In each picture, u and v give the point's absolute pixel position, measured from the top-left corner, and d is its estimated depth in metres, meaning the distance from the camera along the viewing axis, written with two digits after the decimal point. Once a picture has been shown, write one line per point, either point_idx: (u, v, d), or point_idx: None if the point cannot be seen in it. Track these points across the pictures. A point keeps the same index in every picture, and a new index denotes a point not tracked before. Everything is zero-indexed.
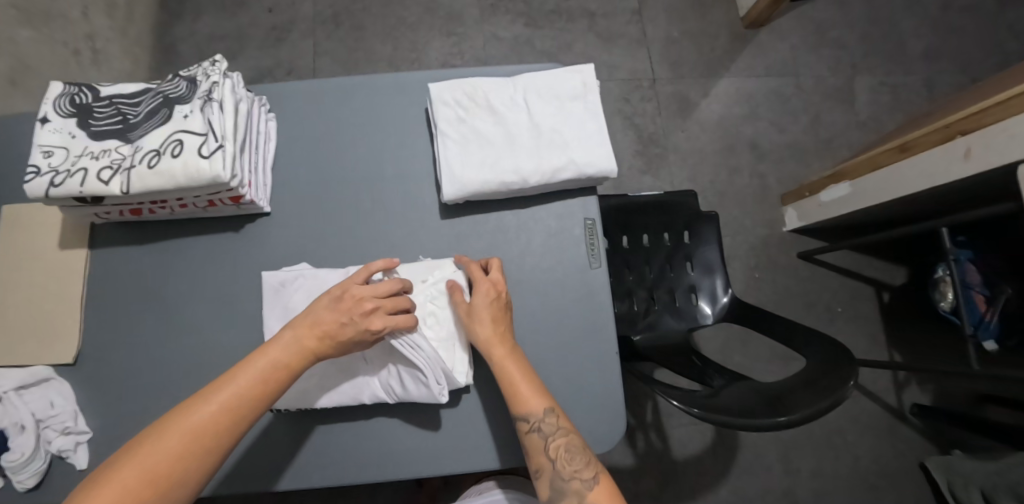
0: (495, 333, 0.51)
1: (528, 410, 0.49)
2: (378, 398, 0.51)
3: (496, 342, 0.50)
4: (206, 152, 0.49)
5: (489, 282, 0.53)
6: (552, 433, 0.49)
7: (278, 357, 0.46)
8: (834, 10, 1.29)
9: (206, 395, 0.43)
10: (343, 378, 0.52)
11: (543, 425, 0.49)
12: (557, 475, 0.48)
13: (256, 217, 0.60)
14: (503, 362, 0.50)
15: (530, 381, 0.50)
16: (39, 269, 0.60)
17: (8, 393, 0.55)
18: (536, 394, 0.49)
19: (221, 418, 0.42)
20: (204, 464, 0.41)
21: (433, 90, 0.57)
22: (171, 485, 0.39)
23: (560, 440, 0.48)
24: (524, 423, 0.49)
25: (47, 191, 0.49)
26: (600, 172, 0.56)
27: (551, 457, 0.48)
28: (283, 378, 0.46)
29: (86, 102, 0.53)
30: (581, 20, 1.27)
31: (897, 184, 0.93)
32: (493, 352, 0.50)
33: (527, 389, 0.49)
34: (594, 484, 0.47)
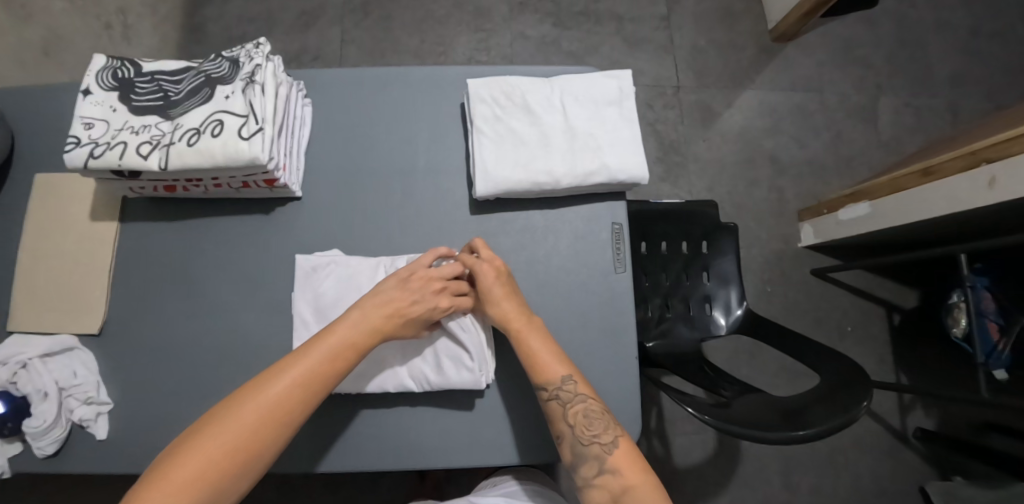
0: (513, 307, 0.52)
1: (547, 378, 0.50)
2: (406, 387, 0.52)
3: (516, 316, 0.51)
4: (246, 133, 0.49)
5: (485, 261, 0.53)
6: (571, 400, 0.49)
7: (344, 337, 0.48)
8: (864, 28, 1.28)
9: (278, 372, 0.45)
10: (370, 366, 0.52)
11: (561, 392, 0.50)
12: (578, 441, 0.49)
13: (287, 201, 0.60)
14: (520, 333, 0.51)
15: (548, 349, 0.51)
16: (67, 239, 0.60)
17: (33, 360, 0.56)
18: (555, 362, 0.50)
19: (292, 395, 0.44)
20: (277, 435, 0.44)
21: (471, 87, 0.58)
22: (251, 454, 0.42)
23: (578, 406, 0.49)
24: (543, 391, 0.50)
25: (86, 162, 0.49)
26: (632, 178, 0.56)
27: (570, 423, 0.49)
28: (348, 358, 0.48)
29: (128, 77, 0.53)
30: (610, 23, 1.27)
31: (918, 208, 0.92)
32: (514, 326, 0.51)
33: (545, 358, 0.50)
34: (614, 448, 0.48)
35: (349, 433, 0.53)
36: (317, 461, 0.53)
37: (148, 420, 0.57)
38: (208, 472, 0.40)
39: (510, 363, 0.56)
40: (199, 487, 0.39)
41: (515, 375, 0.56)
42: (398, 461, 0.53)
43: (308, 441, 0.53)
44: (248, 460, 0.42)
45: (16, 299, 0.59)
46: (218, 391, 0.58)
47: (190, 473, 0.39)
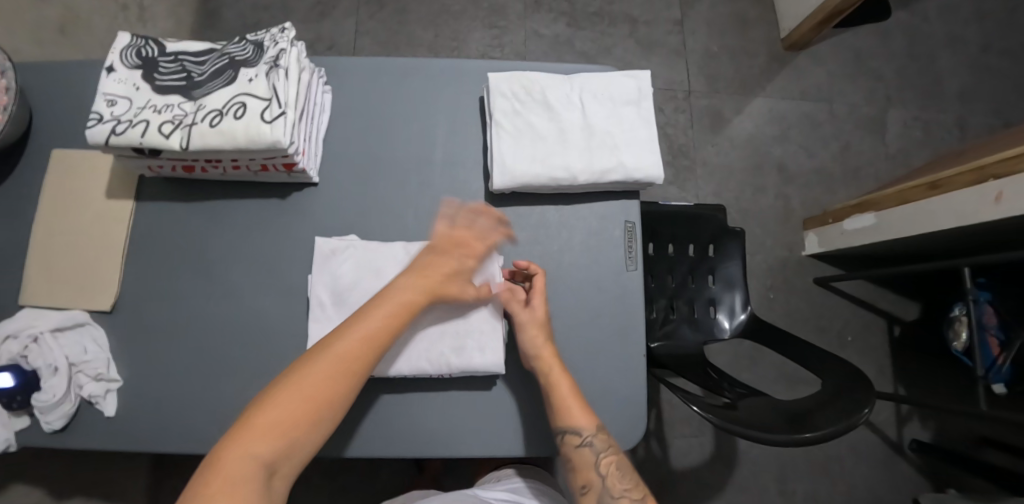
0: (550, 350, 0.54)
1: (581, 425, 0.52)
2: (421, 371, 0.51)
3: (552, 358, 0.53)
4: (268, 117, 0.50)
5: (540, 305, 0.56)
6: (603, 451, 0.53)
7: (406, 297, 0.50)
8: (876, 40, 1.29)
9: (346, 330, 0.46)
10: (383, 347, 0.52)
11: (595, 441, 0.52)
12: (607, 491, 0.52)
13: (304, 186, 0.60)
14: (555, 378, 0.52)
15: (579, 398, 0.53)
16: (82, 214, 0.61)
17: (45, 334, 0.56)
18: (584, 411, 0.52)
19: (364, 349, 0.45)
20: (349, 387, 0.44)
21: (492, 80, 0.58)
22: (324, 406, 0.42)
23: (609, 457, 0.53)
24: (575, 437, 0.52)
25: (108, 138, 0.49)
26: (647, 177, 0.57)
27: (601, 472, 0.52)
28: (410, 315, 0.49)
29: (152, 56, 0.53)
30: (624, 25, 1.28)
31: (924, 221, 0.93)
32: (551, 370, 0.52)
33: (577, 404, 0.52)
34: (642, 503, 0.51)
35: (354, 419, 0.54)
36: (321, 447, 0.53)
37: (156, 399, 0.58)
38: (289, 422, 0.40)
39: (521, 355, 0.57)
40: (281, 435, 0.40)
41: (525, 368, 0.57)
42: (405, 448, 0.53)
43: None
44: (329, 410, 0.43)
45: (29, 272, 0.59)
46: (229, 374, 0.58)
47: (273, 421, 0.39)
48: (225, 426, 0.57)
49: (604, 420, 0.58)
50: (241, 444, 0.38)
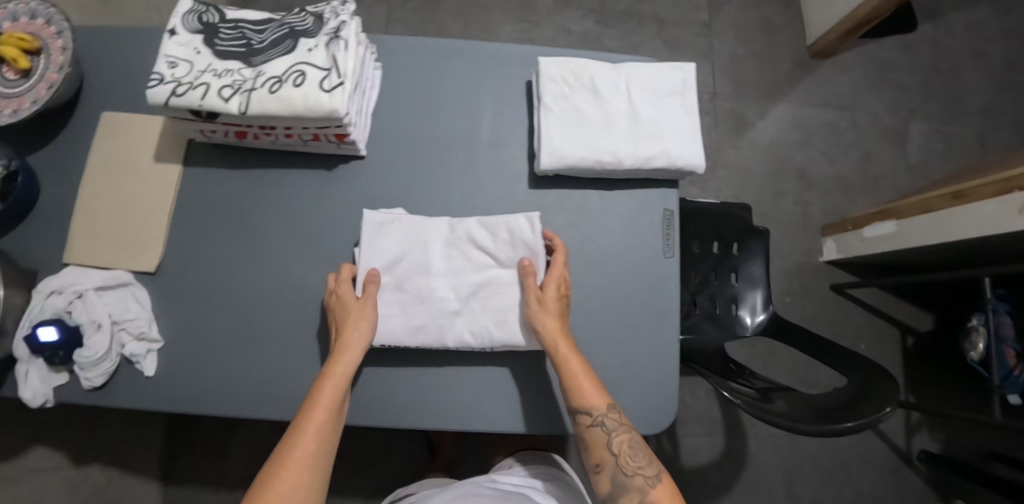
0: (558, 325, 0.51)
1: (591, 403, 0.50)
2: (465, 342, 0.53)
3: (560, 335, 0.51)
4: (327, 86, 0.50)
5: (557, 280, 0.54)
6: (615, 429, 0.50)
7: (334, 376, 0.49)
8: (901, 52, 1.30)
9: (293, 432, 0.46)
10: (429, 318, 0.53)
11: (606, 420, 0.50)
12: (620, 471, 0.50)
13: (351, 159, 0.61)
14: (564, 355, 0.50)
15: (590, 375, 0.51)
16: (131, 176, 0.61)
17: (89, 292, 0.57)
18: (595, 389, 0.51)
19: (318, 440, 0.47)
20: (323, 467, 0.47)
21: (542, 64, 0.59)
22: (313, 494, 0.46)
23: (623, 437, 0.50)
24: (586, 416, 0.50)
25: (168, 99, 0.50)
26: (690, 165, 0.58)
27: (613, 452, 0.50)
28: (346, 390, 0.50)
29: (213, 22, 0.54)
30: (651, 25, 1.29)
31: (946, 230, 0.93)
32: (558, 346, 0.50)
33: (587, 383, 0.50)
34: (657, 482, 0.49)
35: (397, 390, 0.57)
36: (366, 415, 0.56)
37: (195, 362, 0.58)
38: None
39: None
40: None
41: None
42: (441, 422, 0.56)
43: (361, 393, 0.57)
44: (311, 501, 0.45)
45: (75, 230, 0.60)
46: (268, 340, 0.59)
47: None
48: (263, 391, 0.58)
49: (636, 402, 0.59)
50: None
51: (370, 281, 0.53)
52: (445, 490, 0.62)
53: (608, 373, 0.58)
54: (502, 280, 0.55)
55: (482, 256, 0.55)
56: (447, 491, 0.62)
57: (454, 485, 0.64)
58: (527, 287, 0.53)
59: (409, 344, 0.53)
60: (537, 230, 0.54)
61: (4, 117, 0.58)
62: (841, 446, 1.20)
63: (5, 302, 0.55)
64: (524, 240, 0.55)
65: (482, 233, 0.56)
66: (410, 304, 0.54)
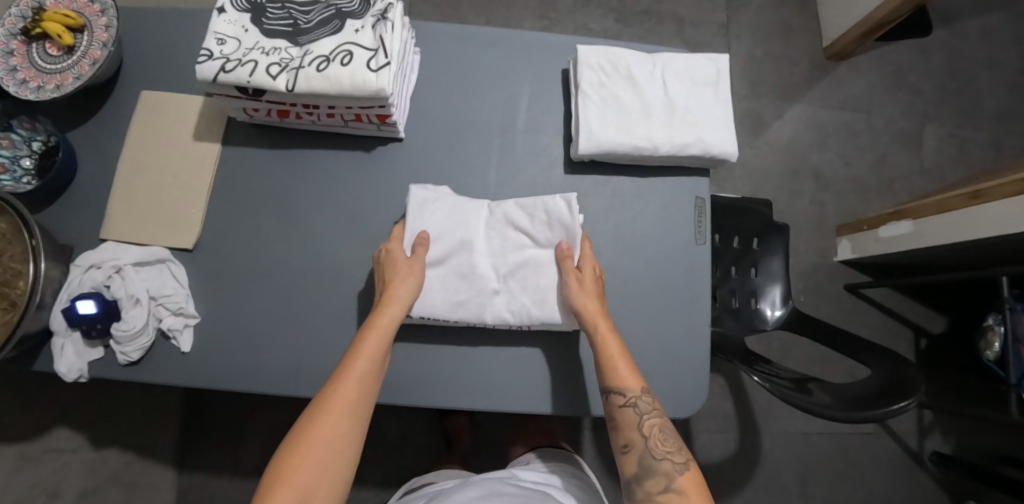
0: (597, 307, 0.52)
1: (626, 384, 0.50)
2: (504, 320, 0.53)
3: (599, 314, 0.51)
4: (374, 65, 0.51)
5: (590, 267, 0.54)
6: (647, 412, 0.50)
7: (377, 329, 0.49)
8: (916, 56, 1.31)
9: (333, 380, 0.47)
10: (470, 296, 0.54)
11: (640, 402, 0.50)
12: (649, 454, 0.48)
13: (390, 141, 0.62)
14: (603, 335, 0.51)
15: (627, 358, 0.51)
16: (170, 154, 0.62)
17: (127, 267, 0.57)
18: (631, 372, 0.51)
19: (360, 389, 0.47)
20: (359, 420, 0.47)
21: (580, 51, 0.60)
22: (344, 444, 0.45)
23: (654, 420, 0.50)
24: (619, 396, 0.50)
25: (216, 75, 0.51)
26: (725, 153, 0.58)
27: (644, 434, 0.49)
28: (388, 344, 0.50)
29: (260, 2, 0.55)
30: (670, 25, 1.31)
31: (962, 229, 0.93)
32: (597, 323, 0.51)
33: (623, 365, 0.51)
34: (685, 469, 0.48)
35: (434, 367, 0.57)
36: (403, 393, 0.56)
37: (232, 338, 0.59)
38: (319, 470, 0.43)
39: None
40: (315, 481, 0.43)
41: None
42: (476, 401, 0.56)
43: (398, 370, 0.57)
44: (346, 450, 0.45)
45: (113, 206, 0.61)
46: (305, 317, 0.59)
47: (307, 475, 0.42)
48: (300, 365, 0.58)
49: (669, 387, 0.59)
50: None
51: (421, 243, 0.54)
52: (469, 483, 0.57)
53: (642, 356, 0.59)
54: (541, 260, 0.56)
55: (522, 237, 0.56)
56: (471, 484, 0.57)
57: (479, 477, 0.59)
58: (565, 269, 0.53)
59: (449, 319, 0.54)
60: (574, 212, 0.55)
61: (47, 93, 0.59)
62: (853, 445, 1.20)
63: (45, 276, 0.55)
64: (563, 222, 0.55)
65: (522, 216, 0.56)
66: (450, 281, 0.55)
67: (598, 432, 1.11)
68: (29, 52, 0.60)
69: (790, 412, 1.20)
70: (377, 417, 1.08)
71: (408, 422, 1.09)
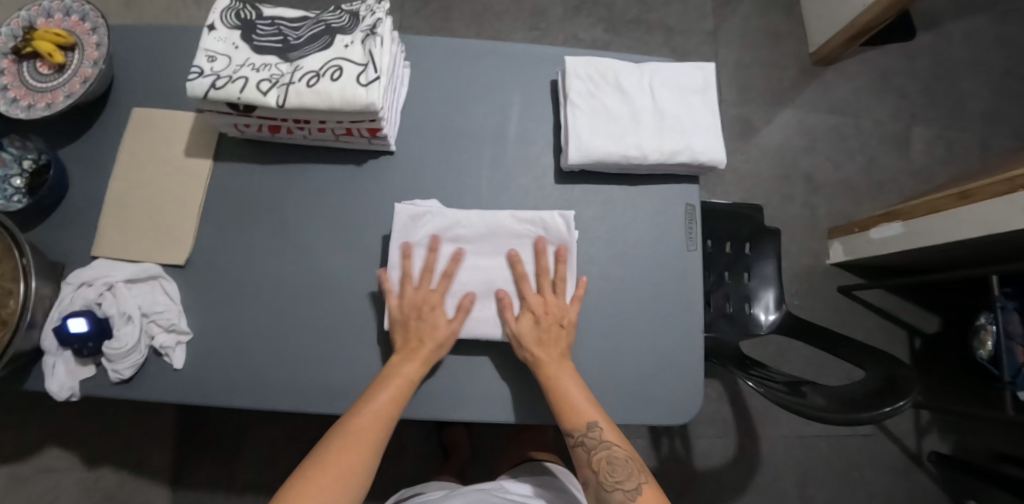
0: (541, 355, 0.53)
1: (569, 427, 0.50)
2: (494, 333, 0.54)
3: (539, 364, 0.52)
4: (363, 80, 0.51)
5: (534, 309, 0.54)
6: (595, 447, 0.50)
7: (405, 374, 0.52)
8: (902, 60, 1.34)
9: (358, 414, 0.50)
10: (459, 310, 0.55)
11: (587, 439, 0.50)
12: (601, 487, 0.50)
13: (382, 154, 0.63)
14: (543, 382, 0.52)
15: (576, 399, 0.51)
16: (162, 171, 0.62)
17: (119, 284, 0.57)
18: (579, 412, 0.51)
19: (379, 427, 0.50)
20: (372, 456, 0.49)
21: (568, 63, 0.61)
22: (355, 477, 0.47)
23: (602, 453, 0.50)
24: (569, 437, 0.51)
25: (207, 92, 0.51)
26: (713, 161, 0.59)
27: (594, 469, 0.51)
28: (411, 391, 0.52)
29: (250, 19, 0.56)
30: (659, 33, 1.33)
31: (952, 229, 0.94)
32: (541, 374, 0.52)
33: (567, 407, 0.51)
34: (638, 495, 0.48)
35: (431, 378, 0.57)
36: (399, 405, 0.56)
37: (225, 353, 0.59)
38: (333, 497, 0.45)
39: (592, 326, 0.60)
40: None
41: (595, 339, 0.59)
42: (472, 410, 0.56)
43: None
44: (362, 483, 0.48)
45: (104, 224, 0.61)
46: (298, 329, 0.59)
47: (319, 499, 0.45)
48: (295, 378, 0.58)
49: (663, 394, 0.59)
50: None
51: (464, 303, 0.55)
52: (454, 495, 0.59)
53: (637, 365, 0.59)
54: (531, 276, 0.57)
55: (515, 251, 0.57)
56: (457, 496, 0.59)
57: (465, 490, 0.61)
58: (505, 320, 0.54)
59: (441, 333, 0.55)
60: (571, 228, 0.56)
61: (38, 111, 0.59)
62: (852, 447, 1.20)
63: (36, 294, 0.55)
64: (558, 235, 0.57)
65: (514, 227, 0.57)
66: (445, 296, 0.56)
67: None
68: (20, 71, 0.61)
69: (788, 416, 1.20)
70: None
71: (405, 434, 1.09)
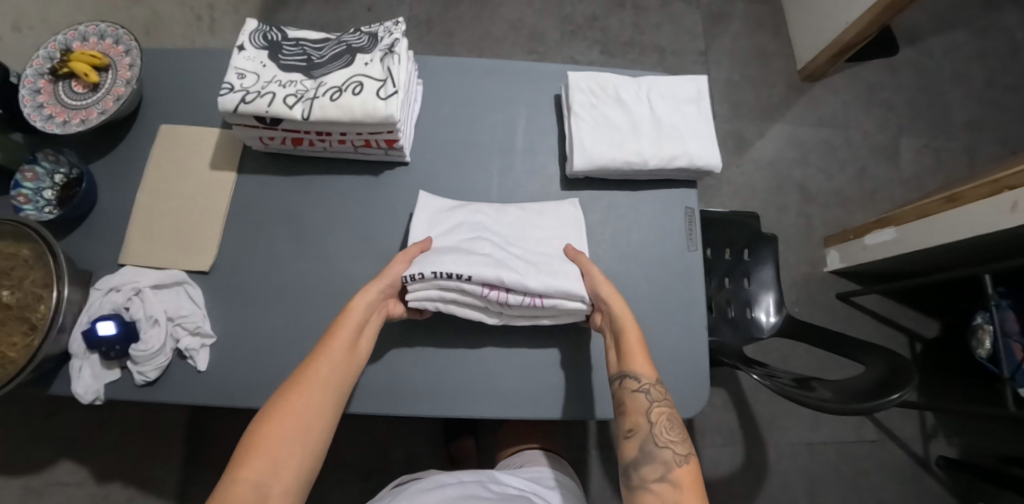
0: (616, 293, 0.54)
1: (639, 369, 0.50)
2: (520, 280, 0.51)
3: (620, 300, 0.53)
4: (383, 94, 0.55)
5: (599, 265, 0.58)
6: (656, 400, 0.50)
7: (355, 315, 0.51)
8: (886, 74, 1.40)
9: (311, 358, 0.49)
10: (484, 259, 0.53)
11: (651, 390, 0.50)
12: (651, 440, 0.48)
13: (396, 165, 0.66)
14: (626, 321, 0.52)
15: (644, 347, 0.52)
16: (187, 182, 0.66)
17: (146, 289, 0.60)
18: (646, 360, 0.51)
19: (332, 370, 0.48)
20: (330, 400, 0.48)
21: (571, 78, 0.65)
22: (314, 420, 0.46)
23: (662, 409, 0.50)
24: (633, 380, 0.50)
25: (237, 106, 0.55)
26: (709, 166, 0.63)
27: (650, 419, 0.49)
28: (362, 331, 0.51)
29: (276, 41, 0.60)
30: (653, 54, 1.39)
31: (945, 232, 0.97)
32: (621, 308, 0.53)
33: (639, 350, 0.51)
34: (685, 461, 0.46)
35: (447, 379, 0.59)
36: (418, 408, 0.58)
37: (247, 357, 0.60)
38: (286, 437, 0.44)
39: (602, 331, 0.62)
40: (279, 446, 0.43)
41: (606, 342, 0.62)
42: (484, 405, 0.58)
43: (412, 385, 0.59)
44: (322, 424, 0.47)
45: (131, 233, 0.64)
46: (317, 330, 0.62)
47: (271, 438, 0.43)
48: None
49: (671, 390, 0.61)
50: (248, 465, 0.42)
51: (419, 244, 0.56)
52: (447, 484, 0.57)
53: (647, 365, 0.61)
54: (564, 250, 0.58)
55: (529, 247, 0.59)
56: (454, 484, 0.58)
57: (461, 480, 0.59)
58: (581, 263, 0.56)
59: (464, 275, 0.51)
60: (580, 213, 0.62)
61: (72, 127, 0.63)
62: (859, 453, 1.20)
63: (67, 300, 0.57)
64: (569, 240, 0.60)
65: (524, 228, 0.60)
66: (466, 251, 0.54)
67: (604, 451, 1.11)
68: (55, 90, 0.64)
69: (794, 422, 1.21)
70: (383, 442, 1.09)
71: (415, 446, 1.09)
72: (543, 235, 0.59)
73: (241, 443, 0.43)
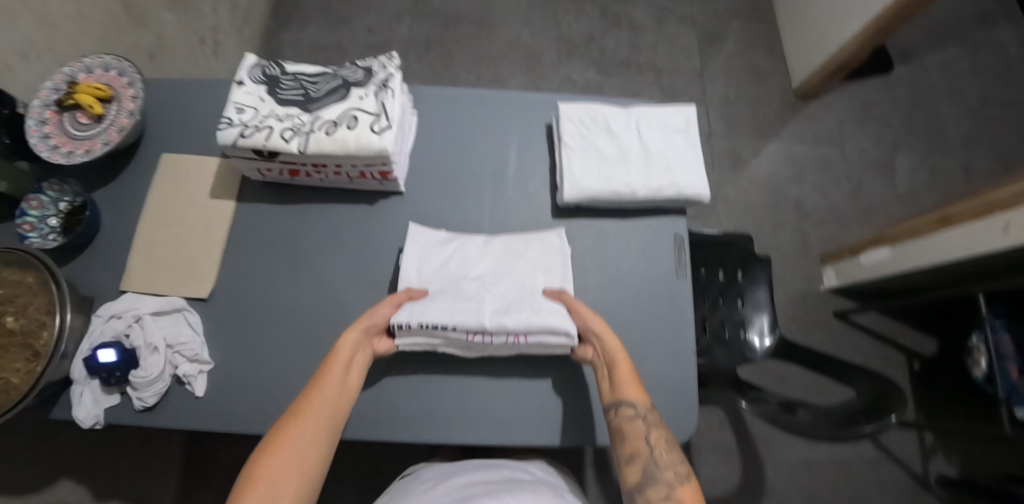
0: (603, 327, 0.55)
1: (633, 396, 0.51)
2: (503, 323, 0.53)
3: (608, 333, 0.55)
4: (377, 128, 0.57)
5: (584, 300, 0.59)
6: (653, 424, 0.51)
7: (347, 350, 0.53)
8: (881, 92, 1.41)
9: (306, 392, 0.51)
10: (469, 304, 0.55)
11: (648, 415, 0.51)
12: (653, 463, 0.49)
13: (391, 194, 0.68)
14: (617, 356, 0.54)
15: (636, 374, 0.53)
16: (188, 211, 0.67)
17: (146, 316, 0.61)
18: (638, 387, 0.52)
19: (326, 403, 0.50)
20: (324, 433, 0.49)
21: (562, 109, 0.67)
22: (308, 452, 0.47)
23: (659, 433, 0.51)
24: (629, 408, 0.51)
25: (236, 140, 0.57)
26: (697, 195, 0.64)
27: (649, 442, 0.50)
28: (354, 365, 0.53)
29: (275, 75, 0.62)
30: (649, 73, 1.41)
31: (940, 252, 0.97)
32: (609, 342, 0.54)
33: (631, 378, 0.53)
34: (685, 480, 0.48)
35: (441, 408, 0.60)
36: (411, 436, 0.59)
37: (243, 384, 0.61)
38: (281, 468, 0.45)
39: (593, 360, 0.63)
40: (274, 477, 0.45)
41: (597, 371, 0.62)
42: (476, 431, 0.59)
43: (406, 415, 0.59)
44: (316, 456, 0.48)
45: (133, 261, 0.65)
46: (311, 357, 0.63)
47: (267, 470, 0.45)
48: None
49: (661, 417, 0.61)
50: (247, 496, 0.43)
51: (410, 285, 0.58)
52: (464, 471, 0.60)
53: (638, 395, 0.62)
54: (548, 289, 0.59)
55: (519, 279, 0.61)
56: (469, 469, 0.61)
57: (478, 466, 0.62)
58: (568, 300, 0.57)
59: (448, 325, 0.53)
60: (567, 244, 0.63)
61: (78, 157, 0.64)
62: (857, 471, 1.19)
63: (69, 327, 0.59)
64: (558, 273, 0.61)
65: (515, 259, 0.61)
66: (451, 297, 0.56)
67: (600, 469, 1.11)
68: (60, 121, 0.66)
69: (791, 440, 1.21)
70: (381, 459, 1.10)
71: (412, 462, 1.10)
72: (531, 266, 0.61)
73: (241, 475, 0.45)
